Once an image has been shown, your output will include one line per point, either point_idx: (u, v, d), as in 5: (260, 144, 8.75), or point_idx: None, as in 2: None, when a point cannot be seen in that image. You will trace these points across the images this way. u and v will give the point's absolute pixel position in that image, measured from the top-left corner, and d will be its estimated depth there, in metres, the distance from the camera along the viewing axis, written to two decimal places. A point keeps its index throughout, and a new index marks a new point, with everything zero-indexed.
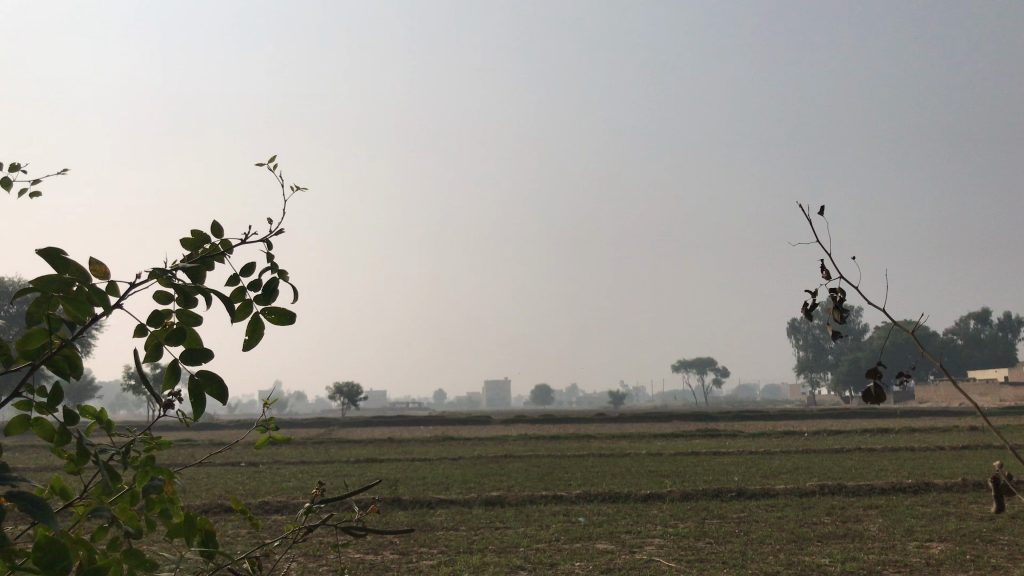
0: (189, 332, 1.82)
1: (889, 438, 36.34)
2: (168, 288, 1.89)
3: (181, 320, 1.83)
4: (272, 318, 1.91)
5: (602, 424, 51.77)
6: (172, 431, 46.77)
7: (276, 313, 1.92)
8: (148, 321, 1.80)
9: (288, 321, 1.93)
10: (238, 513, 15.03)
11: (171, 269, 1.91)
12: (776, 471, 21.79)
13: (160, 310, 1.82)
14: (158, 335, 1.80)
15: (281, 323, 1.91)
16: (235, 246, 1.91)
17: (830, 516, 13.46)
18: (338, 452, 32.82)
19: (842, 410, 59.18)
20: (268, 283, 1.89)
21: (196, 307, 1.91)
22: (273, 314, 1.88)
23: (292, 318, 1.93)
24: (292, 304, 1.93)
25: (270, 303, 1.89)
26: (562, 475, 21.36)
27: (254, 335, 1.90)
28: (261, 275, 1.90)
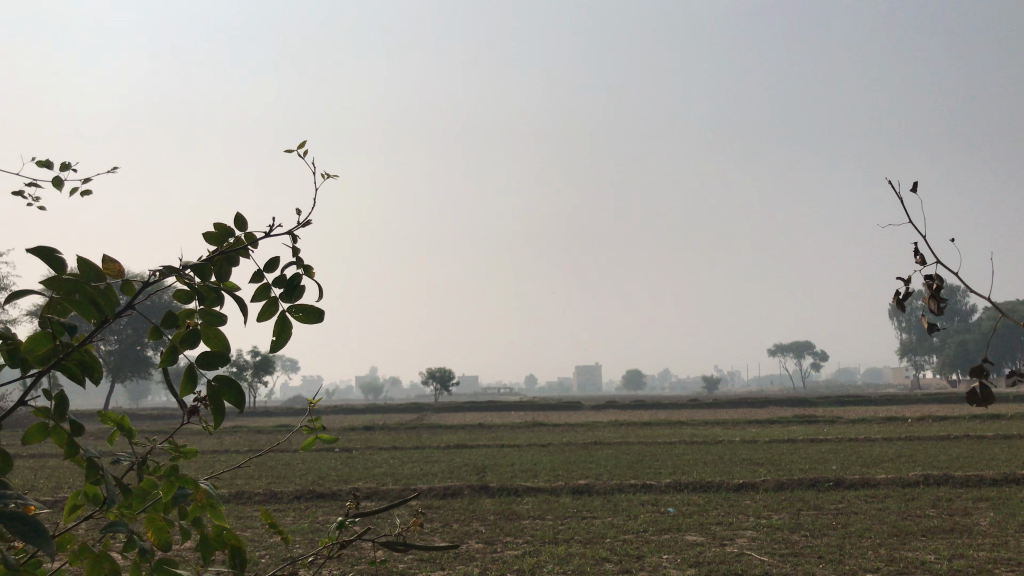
0: (210, 333, 1.72)
1: (1000, 425, 34.59)
2: (188, 286, 1.80)
3: (203, 322, 1.74)
4: (299, 316, 1.79)
5: (694, 410, 51.05)
6: (273, 416, 48.35)
7: (303, 309, 1.80)
8: (164, 325, 1.71)
9: (316, 318, 1.81)
10: (330, 499, 15.33)
11: (191, 266, 1.82)
12: (877, 459, 20.96)
13: (178, 313, 1.73)
14: (176, 339, 1.70)
15: (309, 321, 1.79)
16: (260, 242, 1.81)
17: (936, 509, 12.78)
18: (430, 437, 33.29)
19: (949, 395, 56.75)
20: (293, 278, 1.77)
21: (219, 306, 1.82)
22: (297, 310, 1.76)
23: (321, 313, 1.81)
24: (320, 302, 1.81)
25: (295, 302, 1.77)
26: (653, 463, 21.05)
27: (279, 337, 1.79)
28: (286, 271, 1.79)
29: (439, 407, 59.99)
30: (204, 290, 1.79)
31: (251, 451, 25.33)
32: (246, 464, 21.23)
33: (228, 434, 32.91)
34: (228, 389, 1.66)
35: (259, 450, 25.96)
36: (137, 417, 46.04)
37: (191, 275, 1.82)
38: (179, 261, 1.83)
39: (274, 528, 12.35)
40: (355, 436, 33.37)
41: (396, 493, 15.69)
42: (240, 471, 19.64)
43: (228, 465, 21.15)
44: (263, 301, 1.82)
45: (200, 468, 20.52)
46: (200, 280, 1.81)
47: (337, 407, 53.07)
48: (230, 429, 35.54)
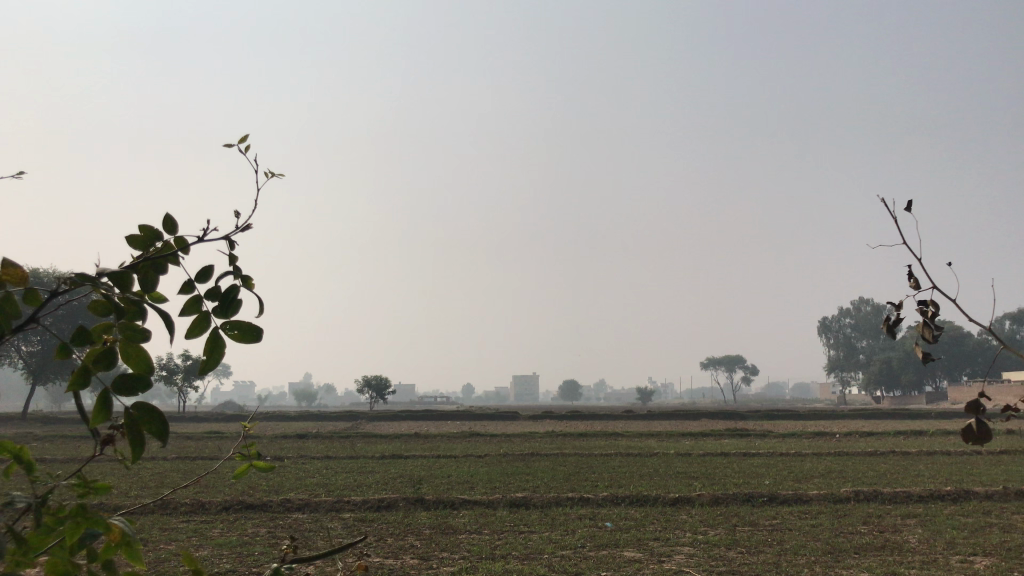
0: (131, 350, 1.53)
1: (922, 441, 35.64)
2: (102, 299, 1.60)
3: (121, 342, 1.54)
4: (233, 334, 1.57)
5: (629, 422, 51.40)
6: (201, 422, 46.98)
7: (239, 326, 1.59)
8: (73, 344, 1.50)
9: (255, 337, 1.60)
10: (258, 511, 14.84)
11: (102, 278, 1.61)
12: (808, 475, 21.28)
13: (88, 333, 1.53)
14: (87, 359, 1.49)
15: (245, 340, 1.58)
16: (191, 244, 1.60)
17: (867, 525, 12.98)
18: (364, 447, 32.77)
19: (874, 411, 58.23)
20: (228, 290, 1.57)
21: (138, 321, 1.62)
22: (233, 326, 1.54)
23: (261, 333, 1.61)
24: (259, 320, 1.60)
25: (230, 317, 1.55)
26: (589, 475, 21.00)
27: (211, 356, 1.57)
28: (221, 280, 1.58)
29: (374, 415, 59.23)
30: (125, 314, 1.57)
31: (178, 459, 24.51)
32: (172, 473, 20.51)
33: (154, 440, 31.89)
34: (150, 419, 1.45)
35: (185, 457, 25.15)
36: (58, 421, 44.37)
37: (111, 284, 1.61)
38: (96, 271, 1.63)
39: (200, 541, 11.86)
40: (287, 445, 32.66)
41: (328, 504, 15.29)
42: (166, 480, 18.97)
43: (154, 473, 20.42)
44: (193, 315, 1.60)
45: (123, 477, 19.74)
46: (121, 291, 1.60)
47: (269, 416, 51.87)
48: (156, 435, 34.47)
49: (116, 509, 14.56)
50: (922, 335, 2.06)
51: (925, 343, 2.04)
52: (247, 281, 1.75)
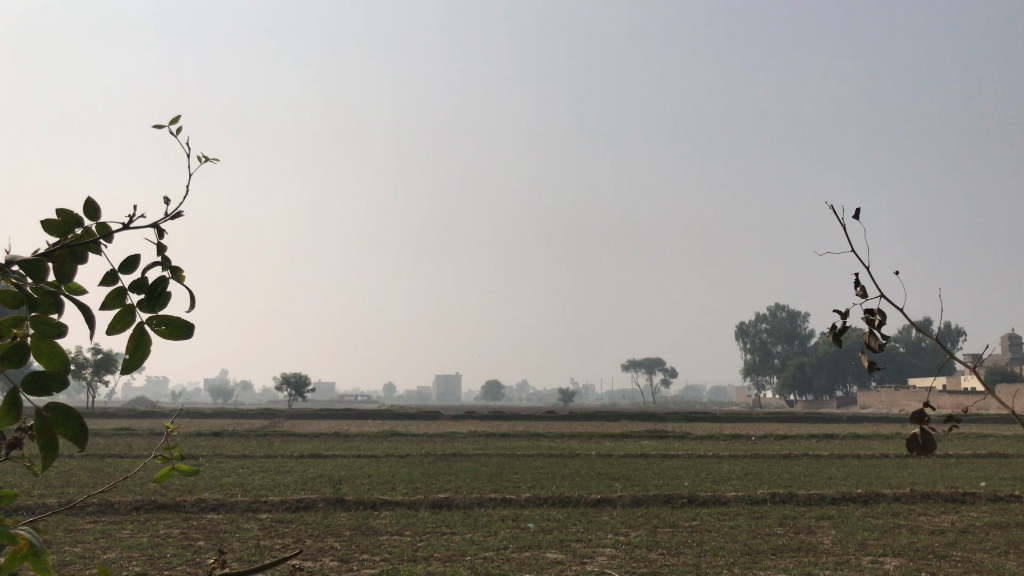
0: (41, 345, 1.40)
1: (833, 444, 36.84)
2: (9, 290, 1.48)
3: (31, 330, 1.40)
4: (160, 329, 1.44)
5: (551, 422, 51.72)
6: (110, 419, 45.35)
7: (166, 320, 1.46)
8: None
9: (184, 331, 1.47)
10: (171, 511, 14.36)
11: (10, 265, 1.48)
12: (725, 477, 21.74)
13: None
14: None
15: (173, 336, 1.44)
16: (114, 232, 1.47)
17: (783, 527, 13.29)
18: (283, 446, 32.12)
19: (788, 414, 59.93)
20: (155, 282, 1.44)
21: (50, 311, 1.49)
22: (161, 320, 1.41)
23: (190, 329, 1.49)
24: (189, 314, 1.46)
25: (158, 312, 1.42)
26: (511, 476, 21.01)
27: (135, 354, 1.42)
28: (146, 270, 1.45)
29: (293, 413, 58.08)
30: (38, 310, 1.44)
31: (86, 456, 23.60)
32: (79, 471, 19.72)
33: None
34: (64, 422, 1.30)
35: (94, 455, 24.21)
36: None
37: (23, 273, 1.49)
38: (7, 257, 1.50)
39: (109, 543, 11.39)
40: (202, 443, 31.79)
41: (245, 504, 14.89)
42: (72, 479, 18.22)
43: (60, 472, 19.59)
44: (116, 306, 1.47)
45: (27, 475, 18.89)
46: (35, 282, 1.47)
47: (184, 413, 50.39)
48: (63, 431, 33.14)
49: (17, 510, 13.87)
50: (869, 343, 2.09)
51: (870, 352, 2.07)
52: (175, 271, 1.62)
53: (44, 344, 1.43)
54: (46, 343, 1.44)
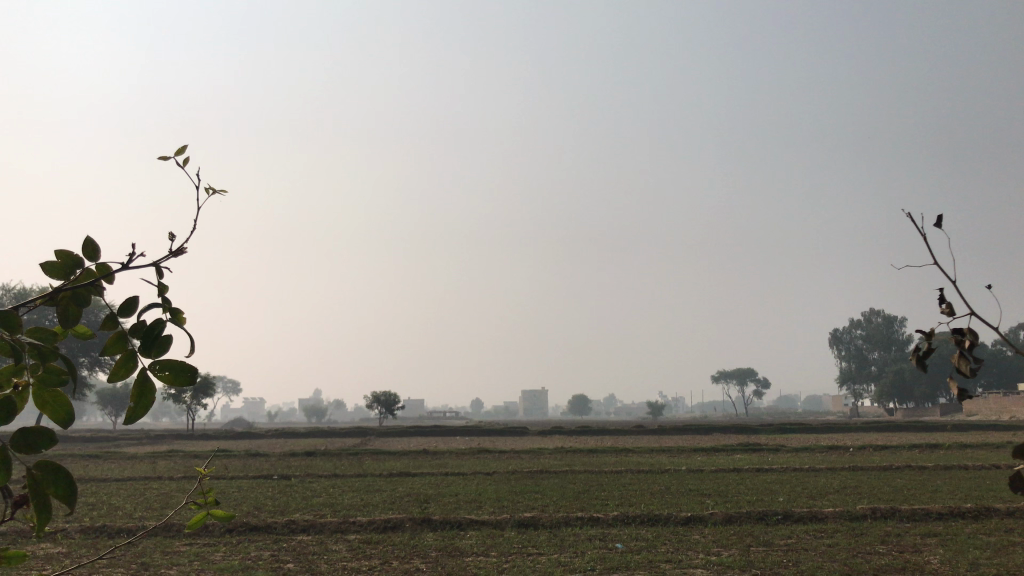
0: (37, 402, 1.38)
1: (938, 455, 35.09)
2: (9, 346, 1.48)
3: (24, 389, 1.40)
4: (161, 377, 1.41)
5: (639, 437, 50.98)
6: (209, 441, 46.77)
7: (169, 368, 1.43)
8: None
9: (186, 378, 1.44)
10: (263, 533, 14.61)
11: None
12: (822, 491, 20.90)
13: None
14: None
15: (175, 383, 1.42)
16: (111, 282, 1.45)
17: (885, 545, 12.64)
18: (373, 464, 32.49)
19: (889, 423, 57.52)
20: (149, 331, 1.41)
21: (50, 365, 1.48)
22: (154, 372, 1.39)
23: (191, 372, 1.50)
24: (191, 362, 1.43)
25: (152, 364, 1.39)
26: (599, 494, 20.67)
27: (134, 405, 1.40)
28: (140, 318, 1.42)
29: (384, 431, 58.93)
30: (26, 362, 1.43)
31: (184, 479, 24.36)
32: (178, 494, 20.32)
33: (162, 459, 31.74)
34: (56, 482, 1.28)
35: (192, 477, 24.96)
36: (67, 440, 44.32)
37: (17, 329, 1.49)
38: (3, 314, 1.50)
39: (202, 565, 11.60)
40: (295, 462, 32.45)
41: (334, 525, 15.04)
42: (170, 501, 18.79)
43: (160, 494, 20.25)
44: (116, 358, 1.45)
45: (129, 497, 19.57)
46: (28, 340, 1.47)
47: (278, 435, 51.60)
48: (164, 454, 34.35)
49: (118, 531, 14.31)
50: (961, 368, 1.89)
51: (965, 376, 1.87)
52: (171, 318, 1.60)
53: (45, 398, 1.44)
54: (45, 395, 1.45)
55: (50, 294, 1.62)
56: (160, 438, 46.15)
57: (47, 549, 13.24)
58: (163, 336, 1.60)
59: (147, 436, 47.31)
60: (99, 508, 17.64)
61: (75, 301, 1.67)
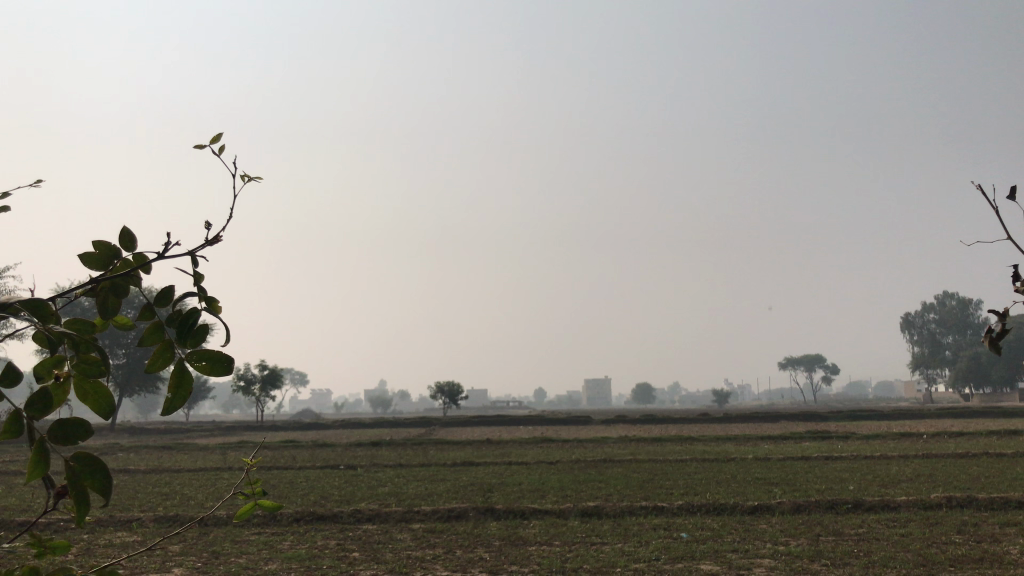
0: (86, 396, 1.48)
1: (1016, 441, 33.88)
2: (47, 338, 1.57)
3: (65, 388, 1.48)
4: (203, 369, 1.51)
5: (704, 425, 50.43)
6: (279, 431, 47.80)
7: (212, 360, 1.52)
8: (17, 403, 1.44)
9: (223, 370, 1.53)
10: (330, 522, 14.85)
11: (46, 323, 1.57)
12: (895, 479, 20.34)
13: (31, 391, 1.47)
14: (22, 409, 1.44)
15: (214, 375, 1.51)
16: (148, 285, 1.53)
17: (962, 535, 12.22)
18: (438, 454, 32.80)
19: (965, 409, 55.75)
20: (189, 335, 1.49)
21: (90, 363, 1.57)
22: (190, 369, 1.45)
23: (230, 362, 1.56)
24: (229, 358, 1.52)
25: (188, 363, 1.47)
26: (664, 482, 20.50)
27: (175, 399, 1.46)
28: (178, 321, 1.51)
29: (448, 420, 59.44)
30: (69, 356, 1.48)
31: (254, 469, 24.95)
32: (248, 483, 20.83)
33: (232, 450, 32.57)
34: (92, 476, 1.36)
35: (261, 467, 25.55)
36: (143, 431, 45.82)
37: (51, 327, 1.57)
38: (42, 315, 1.57)
39: (271, 554, 11.84)
40: (360, 452, 32.93)
41: (399, 514, 15.19)
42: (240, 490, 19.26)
43: (230, 484, 20.77)
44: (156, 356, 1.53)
45: (202, 487, 20.15)
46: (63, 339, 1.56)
47: (345, 426, 52.45)
48: (234, 444, 35.21)
49: (190, 520, 14.74)
50: None
51: None
52: (203, 314, 1.67)
53: (84, 385, 1.49)
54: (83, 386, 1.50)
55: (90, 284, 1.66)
56: (231, 429, 47.33)
57: (124, 538, 13.70)
58: (202, 325, 1.65)
59: (219, 427, 48.56)
60: (172, 498, 18.18)
61: (115, 291, 1.72)
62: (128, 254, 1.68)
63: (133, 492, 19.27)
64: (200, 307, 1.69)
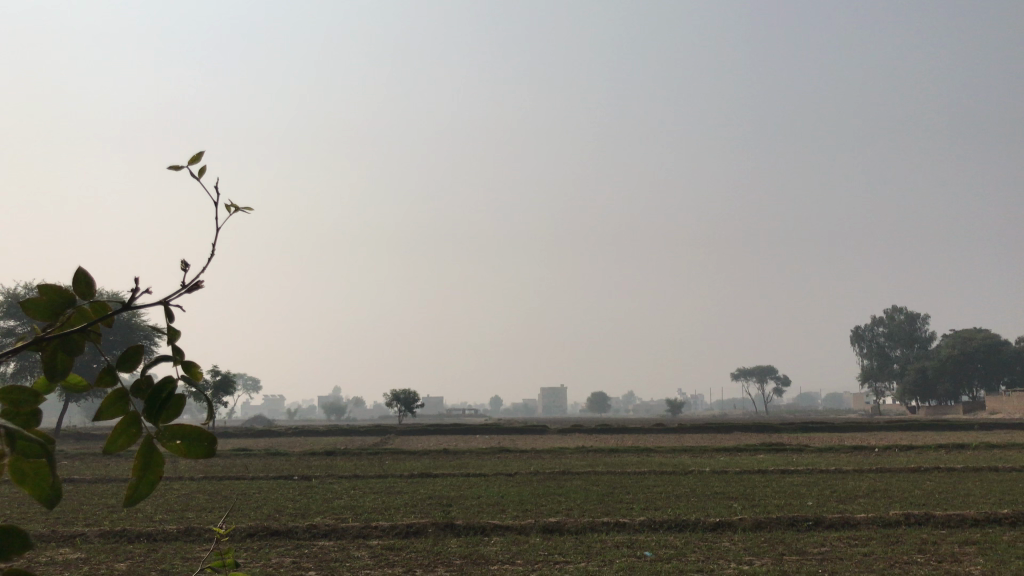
0: (32, 476, 1.34)
1: (965, 456, 34.50)
2: None
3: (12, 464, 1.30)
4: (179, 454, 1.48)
5: (659, 435, 50.58)
6: (231, 439, 46.81)
7: (191, 444, 1.49)
8: None
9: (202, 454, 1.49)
10: (284, 538, 14.42)
11: None
12: (852, 495, 20.45)
13: None
14: None
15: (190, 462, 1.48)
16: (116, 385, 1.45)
17: (923, 555, 12.23)
18: (394, 464, 32.34)
19: (914, 422, 56.69)
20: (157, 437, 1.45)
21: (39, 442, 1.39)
22: (154, 473, 1.43)
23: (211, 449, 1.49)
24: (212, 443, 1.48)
25: (154, 462, 1.43)
26: (623, 497, 20.37)
27: (133, 492, 1.42)
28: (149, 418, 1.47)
29: (403, 429, 58.79)
30: (15, 431, 1.28)
31: (205, 480, 24.29)
32: (199, 495, 20.24)
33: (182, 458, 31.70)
34: None
35: (212, 478, 24.90)
36: (90, 437, 44.62)
37: None
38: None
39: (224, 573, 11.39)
40: (314, 462, 32.31)
41: (356, 530, 14.81)
42: (191, 503, 18.73)
43: (181, 496, 20.17)
44: (122, 439, 1.47)
45: (150, 498, 19.54)
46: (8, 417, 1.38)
47: (298, 434, 51.56)
48: None
49: (138, 535, 14.22)
50: None
51: None
52: (177, 392, 1.56)
53: (24, 466, 1.32)
54: (26, 468, 1.33)
55: (38, 338, 1.47)
56: None
57: (67, 554, 13.15)
58: (175, 394, 1.56)
59: None
60: (119, 510, 17.57)
61: (64, 352, 1.53)
62: (83, 295, 1.52)
63: (78, 504, 18.59)
64: (171, 381, 1.58)
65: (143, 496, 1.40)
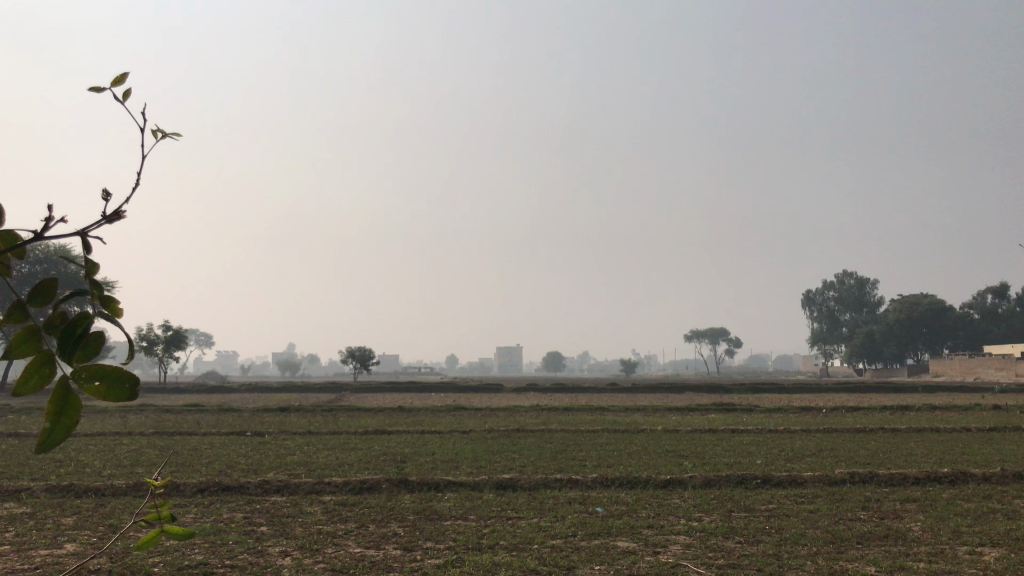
0: None
1: (908, 416, 35.52)
2: None
3: None
4: (96, 391, 1.44)
5: (613, 395, 51.17)
6: (183, 394, 46.34)
7: (104, 382, 1.45)
8: None
9: (118, 394, 1.46)
10: (236, 494, 14.29)
11: None
12: (799, 454, 20.91)
13: None
14: None
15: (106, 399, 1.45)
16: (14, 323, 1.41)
17: (866, 512, 12.56)
18: (349, 420, 32.28)
19: (859, 383, 58.16)
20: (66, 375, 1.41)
21: None
22: (69, 411, 1.40)
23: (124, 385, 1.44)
24: (122, 381, 1.44)
25: (65, 397, 1.40)
26: (576, 454, 20.60)
27: (45, 432, 1.40)
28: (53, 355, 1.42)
29: (358, 387, 58.61)
30: None
31: (155, 435, 24.01)
32: (149, 451, 19.98)
33: (132, 414, 31.29)
34: None
35: (162, 434, 24.59)
36: None
37: None
38: None
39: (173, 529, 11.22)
40: (267, 418, 32.12)
41: (309, 486, 14.75)
42: (141, 458, 18.49)
43: (130, 451, 19.90)
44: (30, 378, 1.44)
45: (99, 453, 19.26)
46: None
47: (252, 390, 51.18)
48: (135, 408, 33.88)
49: (86, 490, 13.99)
50: None
51: None
52: (85, 327, 1.52)
53: None
54: None
55: None
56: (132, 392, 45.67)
57: (12, 509, 12.88)
58: (90, 330, 1.53)
59: None
60: (67, 465, 17.25)
61: None
62: None
63: (23, 458, 18.23)
64: (82, 317, 1.55)
65: (58, 436, 1.37)
